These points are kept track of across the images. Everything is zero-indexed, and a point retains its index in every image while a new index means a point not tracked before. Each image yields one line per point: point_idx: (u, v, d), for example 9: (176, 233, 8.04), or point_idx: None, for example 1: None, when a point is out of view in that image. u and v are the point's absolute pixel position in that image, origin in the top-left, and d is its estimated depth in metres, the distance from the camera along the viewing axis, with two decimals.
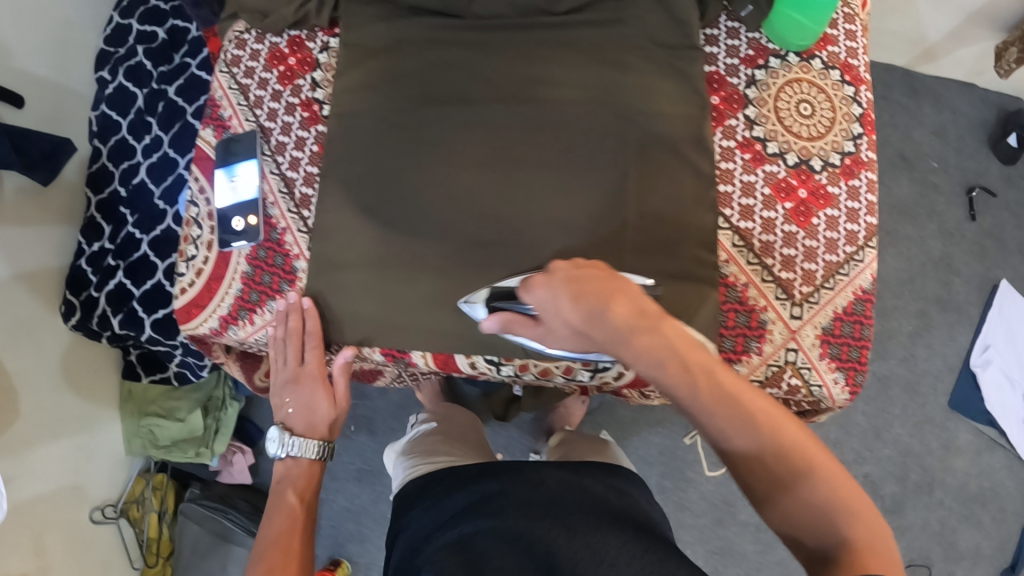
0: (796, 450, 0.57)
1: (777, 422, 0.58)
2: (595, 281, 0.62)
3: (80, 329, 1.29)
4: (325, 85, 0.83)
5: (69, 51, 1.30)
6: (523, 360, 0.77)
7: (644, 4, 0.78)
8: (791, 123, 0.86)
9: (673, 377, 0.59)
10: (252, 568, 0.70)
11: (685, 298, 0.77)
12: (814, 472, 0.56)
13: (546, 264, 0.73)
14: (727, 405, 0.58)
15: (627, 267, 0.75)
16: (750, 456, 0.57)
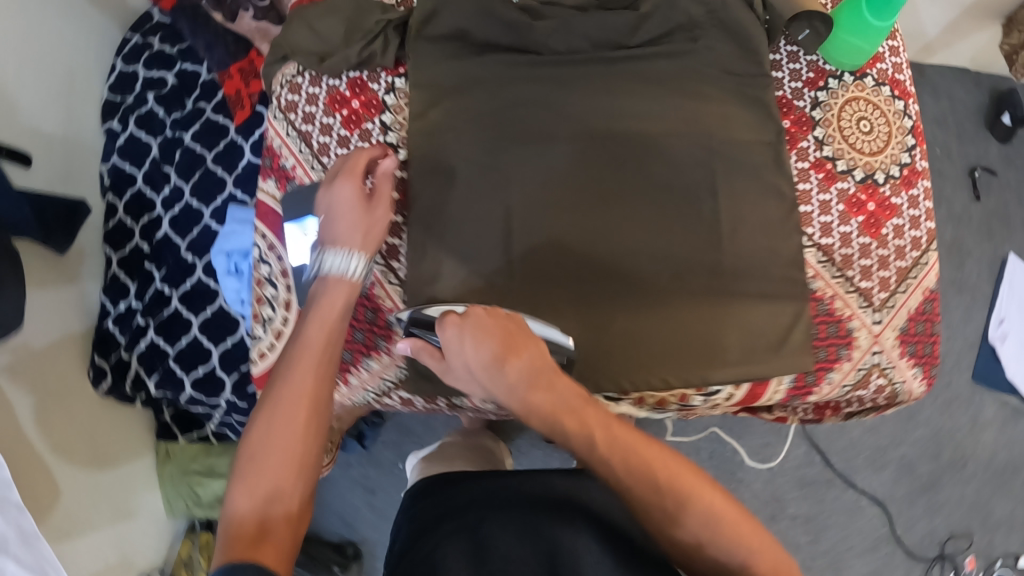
0: (696, 494, 0.63)
1: (678, 475, 0.64)
2: (502, 336, 0.67)
3: (111, 395, 1.24)
4: (397, 128, 0.80)
5: (77, 104, 1.25)
6: (640, 394, 0.79)
7: (712, 32, 0.81)
8: (855, 140, 0.90)
9: (567, 429, 0.65)
10: (259, 422, 0.63)
11: (758, 320, 0.81)
12: (716, 512, 0.63)
13: (643, 298, 0.78)
14: (625, 456, 0.64)
15: (730, 291, 0.80)
16: (659, 503, 0.63)
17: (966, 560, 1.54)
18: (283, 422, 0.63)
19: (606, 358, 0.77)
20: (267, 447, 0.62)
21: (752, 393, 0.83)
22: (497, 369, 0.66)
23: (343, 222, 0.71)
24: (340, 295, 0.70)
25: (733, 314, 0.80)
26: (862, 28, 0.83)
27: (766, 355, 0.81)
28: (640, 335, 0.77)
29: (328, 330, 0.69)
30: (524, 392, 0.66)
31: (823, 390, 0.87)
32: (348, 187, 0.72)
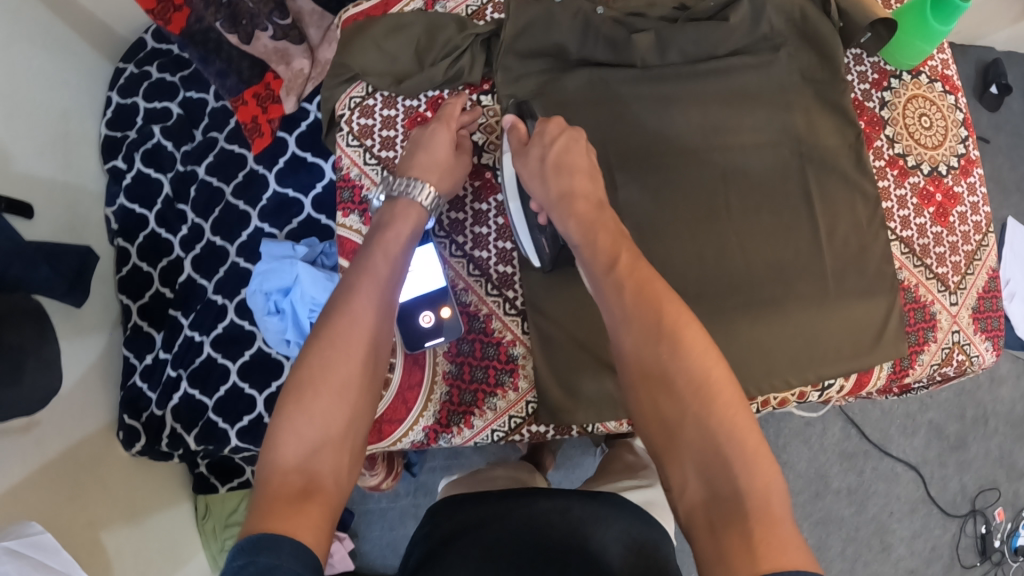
0: (698, 377, 0.52)
1: (685, 338, 0.53)
2: (568, 161, 0.66)
3: (145, 455, 1.14)
4: (490, 148, 0.78)
5: (72, 144, 1.14)
6: (764, 396, 0.79)
7: (795, 42, 0.81)
8: (918, 135, 0.92)
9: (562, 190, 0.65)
10: (315, 341, 0.59)
11: (869, 314, 0.80)
12: (710, 399, 0.51)
13: (765, 307, 0.77)
14: (638, 293, 0.57)
15: (835, 293, 0.79)
16: (650, 355, 0.53)
17: (996, 512, 1.62)
18: (340, 353, 0.59)
19: (731, 369, 0.75)
20: (319, 384, 0.57)
21: (859, 382, 0.82)
22: (561, 180, 0.65)
23: (429, 157, 0.71)
24: (407, 225, 0.67)
25: (848, 313, 0.79)
26: (925, 33, 0.84)
27: (875, 346, 0.79)
28: (761, 342, 0.76)
29: (389, 261, 0.65)
30: (569, 203, 0.64)
31: (917, 371, 0.87)
32: (445, 134, 0.72)
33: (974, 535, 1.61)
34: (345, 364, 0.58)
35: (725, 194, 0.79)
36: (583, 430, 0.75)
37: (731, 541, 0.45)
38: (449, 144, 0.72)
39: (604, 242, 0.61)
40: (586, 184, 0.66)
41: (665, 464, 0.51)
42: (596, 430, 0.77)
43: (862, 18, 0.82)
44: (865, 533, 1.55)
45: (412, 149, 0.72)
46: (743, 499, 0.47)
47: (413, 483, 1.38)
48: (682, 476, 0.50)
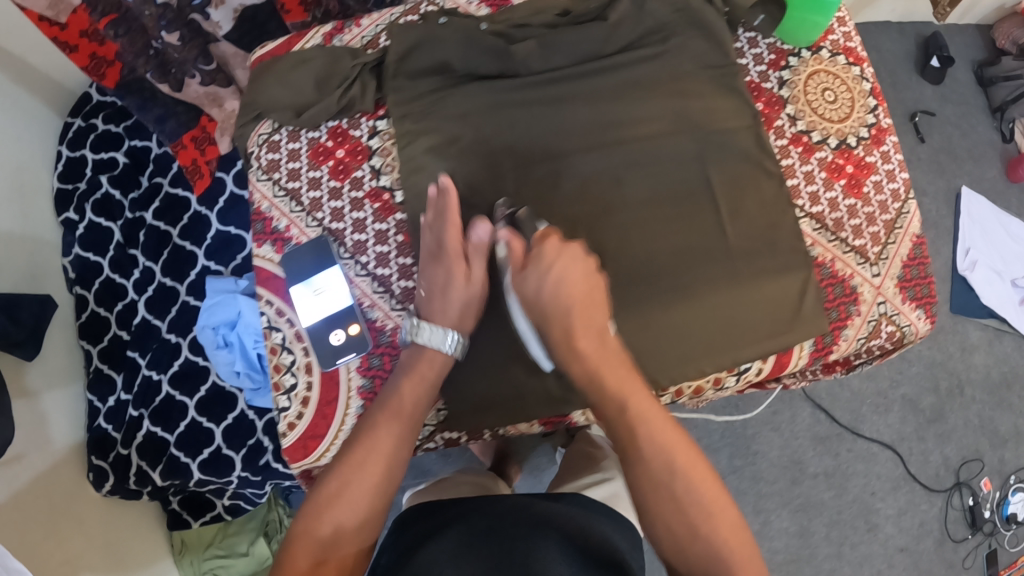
0: (708, 502, 0.59)
1: (692, 474, 0.60)
2: (573, 287, 0.69)
3: (116, 494, 1.17)
4: (387, 170, 0.79)
5: (27, 199, 1.18)
6: (676, 387, 0.80)
7: (685, 30, 0.82)
8: (821, 109, 0.92)
9: (569, 322, 0.68)
10: (345, 454, 0.65)
11: (779, 295, 0.80)
12: (716, 524, 0.58)
13: (672, 297, 0.77)
14: (650, 430, 0.62)
15: (742, 274, 0.79)
16: (659, 482, 0.60)
17: (982, 482, 1.61)
18: (364, 466, 0.63)
19: (643, 360, 0.77)
20: (340, 490, 0.62)
21: (779, 364, 0.83)
22: (567, 311, 0.68)
23: (447, 300, 0.73)
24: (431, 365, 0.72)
25: (767, 289, 0.80)
26: (817, 5, 0.86)
27: (799, 320, 0.80)
28: (669, 329, 0.77)
29: (416, 394, 0.70)
30: (572, 337, 0.68)
31: (842, 347, 0.87)
32: (453, 268, 0.73)
33: (962, 508, 1.59)
34: (366, 476, 0.63)
35: (626, 189, 0.79)
36: (495, 434, 0.79)
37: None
38: (459, 275, 0.73)
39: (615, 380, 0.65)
40: (589, 318, 0.69)
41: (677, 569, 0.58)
42: (508, 431, 0.79)
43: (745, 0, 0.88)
44: (847, 515, 1.53)
45: (427, 290, 0.74)
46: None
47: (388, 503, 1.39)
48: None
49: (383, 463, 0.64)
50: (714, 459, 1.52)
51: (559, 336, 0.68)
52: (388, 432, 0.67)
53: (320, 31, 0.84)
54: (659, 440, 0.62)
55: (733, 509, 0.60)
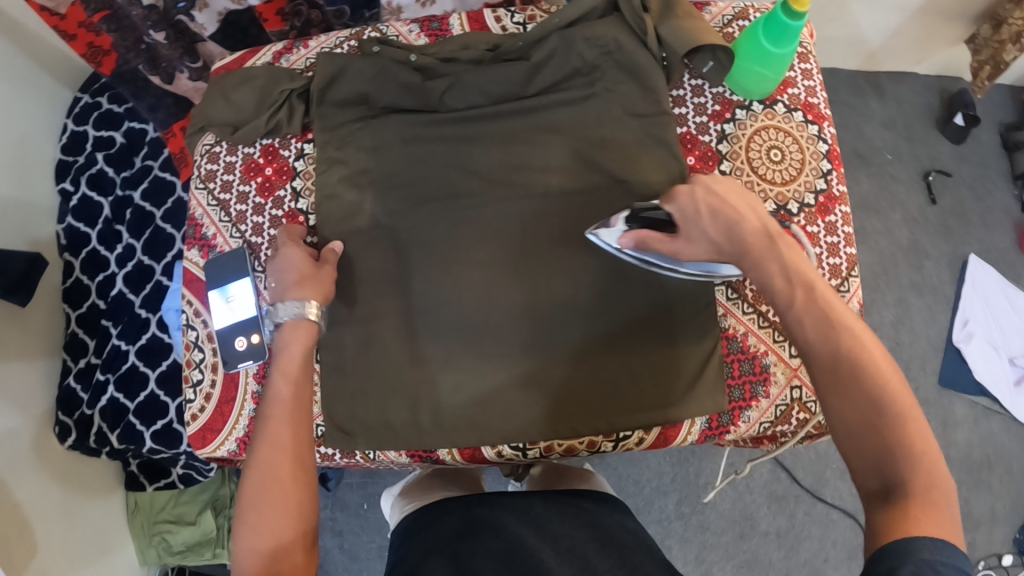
0: (882, 393, 0.58)
1: (865, 362, 0.60)
2: (727, 203, 0.71)
3: (77, 449, 1.26)
4: (306, 194, 0.83)
5: (29, 168, 1.28)
6: (547, 442, 0.81)
7: (612, 74, 0.82)
8: (763, 170, 0.90)
9: (730, 240, 0.70)
10: (249, 469, 0.65)
11: (674, 363, 0.79)
12: (888, 414, 0.57)
13: (555, 352, 0.78)
14: (819, 325, 0.63)
15: (629, 336, 0.79)
16: (835, 376, 0.60)
17: None
18: (270, 474, 0.64)
19: (518, 407, 0.78)
20: (262, 503, 0.62)
21: (663, 437, 0.83)
22: (730, 225, 0.70)
23: (295, 275, 0.75)
24: (300, 339, 0.73)
25: (665, 353, 0.79)
26: (760, 56, 0.85)
27: (707, 386, 0.79)
28: (550, 380, 0.78)
29: (291, 379, 0.71)
30: (745, 246, 0.69)
31: (741, 428, 0.84)
32: (295, 250, 0.78)
33: None
34: (281, 484, 0.63)
35: (531, 234, 0.80)
36: (367, 457, 0.82)
37: (896, 515, 0.52)
38: (301, 254, 0.77)
39: (791, 270, 0.67)
40: (753, 221, 0.70)
41: (852, 465, 0.58)
42: (377, 456, 0.82)
43: (680, 47, 0.81)
44: None
45: (276, 279, 0.77)
46: (921, 499, 0.52)
47: (331, 496, 1.45)
48: (864, 478, 0.57)
49: (291, 455, 0.65)
50: (661, 503, 1.46)
51: (732, 249, 0.70)
52: (283, 424, 0.67)
53: (273, 48, 0.89)
54: (830, 328, 0.63)
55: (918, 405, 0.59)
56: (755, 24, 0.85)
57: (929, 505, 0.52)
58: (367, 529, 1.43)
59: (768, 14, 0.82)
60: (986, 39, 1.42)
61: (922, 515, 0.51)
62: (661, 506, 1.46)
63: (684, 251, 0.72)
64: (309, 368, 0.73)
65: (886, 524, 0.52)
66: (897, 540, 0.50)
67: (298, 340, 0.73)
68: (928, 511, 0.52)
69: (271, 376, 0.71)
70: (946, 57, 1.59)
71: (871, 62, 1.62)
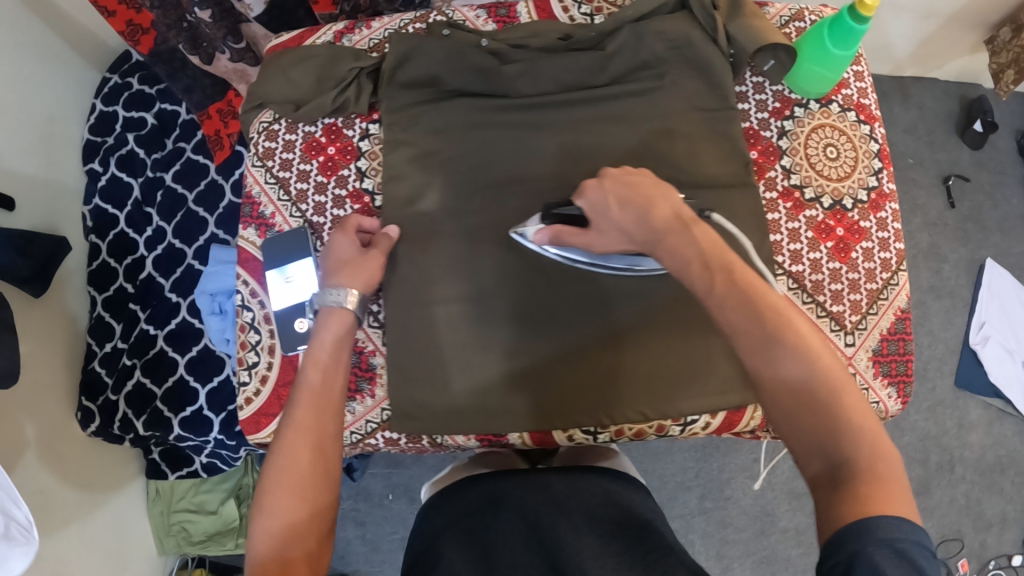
0: (817, 369, 0.54)
1: (794, 339, 0.55)
2: (635, 191, 0.67)
3: (99, 436, 1.22)
4: (372, 174, 0.82)
5: (56, 147, 1.25)
6: (619, 426, 0.80)
7: (678, 68, 0.83)
8: (821, 166, 0.91)
9: (639, 228, 0.66)
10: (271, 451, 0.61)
11: (688, 358, 0.78)
12: (824, 391, 0.53)
13: (569, 342, 0.78)
14: (740, 304, 0.57)
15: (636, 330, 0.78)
16: (764, 363, 0.55)
17: (959, 564, 1.55)
18: (291, 458, 0.60)
19: (586, 392, 0.77)
20: (279, 485, 0.59)
21: (728, 421, 0.82)
22: (639, 214, 0.66)
23: (340, 262, 0.74)
24: (334, 329, 0.70)
25: (676, 349, 0.78)
26: (824, 57, 0.85)
27: (709, 388, 0.78)
28: (617, 367, 0.78)
29: (321, 367, 0.67)
30: (655, 233, 0.65)
31: None
32: (344, 235, 0.76)
33: None
34: (300, 466, 0.60)
35: None
36: (434, 442, 0.81)
37: (846, 499, 0.49)
38: (348, 241, 0.76)
39: (706, 252, 0.61)
40: (662, 204, 0.66)
41: (793, 451, 0.54)
42: (445, 440, 0.80)
43: (750, 45, 0.82)
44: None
45: (324, 263, 0.76)
46: (873, 480, 0.49)
47: (355, 487, 1.43)
48: (806, 462, 0.53)
49: (315, 440, 0.62)
50: (684, 498, 1.47)
51: (642, 238, 0.66)
52: (306, 411, 0.63)
53: (333, 28, 0.88)
54: (756, 305, 0.57)
55: (853, 377, 0.55)
56: (820, 24, 0.85)
57: (878, 484, 0.49)
58: (390, 520, 1.41)
59: (834, 16, 0.82)
60: (1006, 41, 1.44)
61: (879, 498, 0.48)
62: (684, 501, 1.46)
63: (595, 243, 0.71)
64: (344, 357, 0.69)
65: (836, 510, 0.49)
66: (858, 521, 0.47)
67: (337, 327, 0.71)
68: (881, 491, 0.48)
69: (304, 362, 0.67)
70: (968, 65, 1.62)
71: (898, 69, 1.64)
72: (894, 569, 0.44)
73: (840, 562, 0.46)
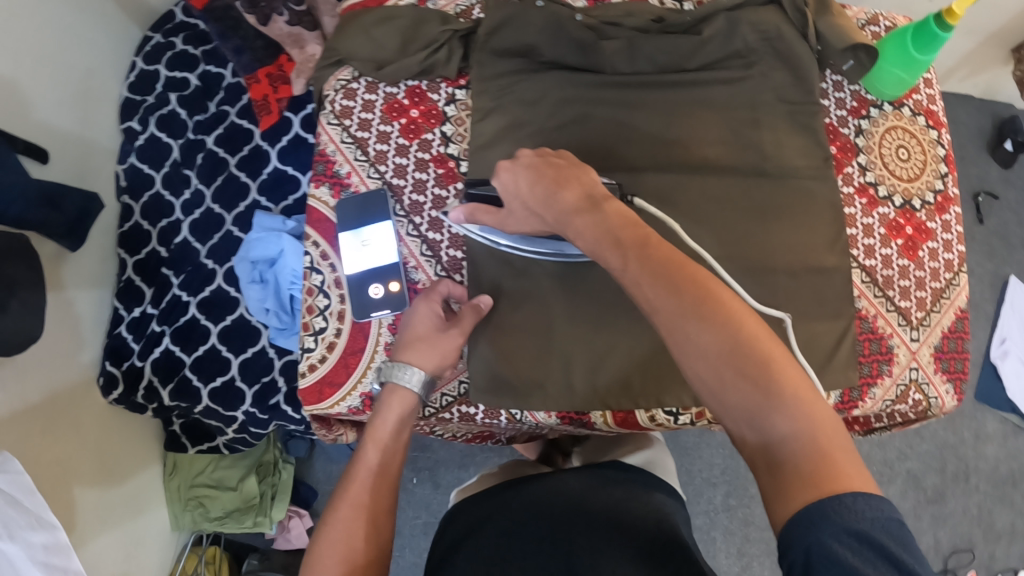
0: (738, 343, 0.52)
1: (708, 312, 0.53)
2: (549, 172, 0.65)
3: (121, 404, 1.17)
4: (457, 140, 0.81)
5: (93, 101, 1.21)
6: (699, 407, 0.79)
7: (769, 58, 0.82)
8: (893, 166, 0.90)
9: (551, 211, 0.64)
10: (323, 524, 0.63)
11: (623, 347, 0.77)
12: (747, 365, 0.51)
13: (511, 325, 0.77)
14: (655, 282, 0.55)
15: (575, 314, 0.78)
16: (684, 341, 0.53)
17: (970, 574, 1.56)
18: (342, 534, 0.62)
19: (666, 373, 0.77)
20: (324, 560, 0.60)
21: None
22: (550, 195, 0.63)
23: (413, 339, 0.73)
24: (396, 409, 0.71)
25: (613, 336, 0.77)
26: (906, 61, 0.84)
27: (643, 372, 0.77)
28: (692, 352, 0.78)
29: (380, 446, 0.68)
30: (568, 216, 0.62)
31: (867, 404, 0.85)
32: (425, 307, 0.75)
33: None
34: (350, 543, 0.61)
35: (682, 202, 0.80)
36: (512, 418, 0.81)
37: (791, 482, 0.47)
38: (429, 315, 0.75)
39: (617, 230, 0.59)
40: (577, 190, 0.63)
41: (728, 430, 0.53)
42: (524, 418, 0.80)
43: (838, 43, 0.81)
44: None
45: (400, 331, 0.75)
46: (815, 456, 0.47)
47: None
48: (743, 441, 0.51)
49: (366, 516, 0.63)
50: (709, 495, 1.47)
51: (552, 219, 0.64)
52: (360, 487, 0.65)
53: None
54: (671, 278, 0.55)
55: (778, 344, 0.52)
56: (902, 29, 0.83)
57: (818, 459, 0.47)
58: (413, 504, 1.39)
59: (918, 23, 0.80)
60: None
61: (829, 477, 0.47)
62: (709, 498, 1.46)
63: (508, 223, 0.69)
64: (405, 438, 0.71)
65: (788, 496, 0.47)
66: (815, 510, 0.45)
67: (400, 408, 0.71)
68: (827, 469, 0.47)
69: (362, 438, 0.69)
70: (990, 79, 1.62)
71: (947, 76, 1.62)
72: (866, 565, 0.43)
73: (798, 561, 0.45)
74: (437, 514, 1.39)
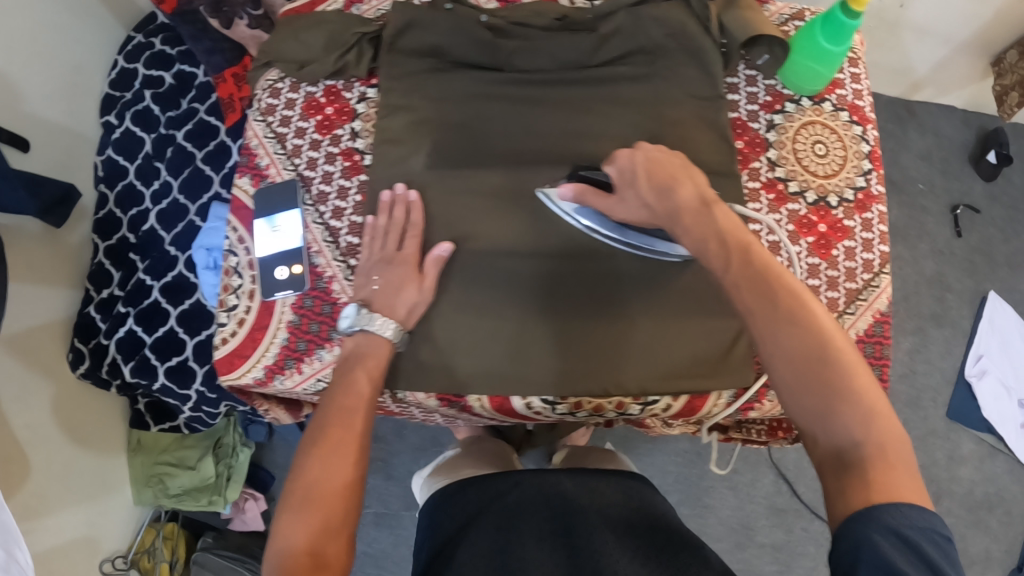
0: (821, 350, 0.54)
1: (795, 318, 0.55)
2: (658, 168, 0.68)
3: (88, 379, 1.25)
4: (365, 135, 0.85)
5: (78, 95, 1.30)
6: (575, 399, 0.82)
7: (676, 56, 0.84)
8: (808, 162, 0.90)
9: (660, 204, 0.67)
10: (313, 446, 0.65)
11: (696, 342, 0.81)
12: (838, 370, 0.53)
13: (611, 320, 0.81)
14: (751, 286, 0.57)
15: (647, 310, 0.81)
16: (775, 340, 0.55)
17: None
18: (337, 459, 0.64)
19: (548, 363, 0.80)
20: (319, 489, 0.62)
21: (689, 406, 0.83)
22: (662, 190, 0.66)
23: (399, 292, 0.77)
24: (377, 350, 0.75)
25: (690, 330, 0.81)
26: (817, 53, 0.84)
27: (716, 373, 0.81)
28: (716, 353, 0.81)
29: (372, 380, 0.73)
30: (675, 216, 0.65)
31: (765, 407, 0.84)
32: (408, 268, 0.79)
33: None
34: (342, 470, 0.63)
35: None
36: (396, 397, 0.84)
37: (854, 484, 0.50)
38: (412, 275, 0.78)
39: (722, 235, 0.61)
40: (688, 187, 0.67)
41: (799, 430, 0.55)
42: (407, 398, 0.83)
43: (740, 35, 0.83)
44: None
45: (386, 285, 0.78)
46: (876, 461, 0.50)
47: None
48: (812, 444, 0.54)
49: (356, 443, 0.66)
50: None
51: (664, 212, 0.67)
52: (356, 415, 0.68)
53: None
54: (767, 282, 0.57)
55: (860, 355, 0.55)
56: (812, 21, 0.84)
57: (883, 466, 0.50)
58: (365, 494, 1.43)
59: (825, 13, 0.81)
60: (1013, 63, 1.41)
61: (883, 483, 0.49)
62: None
63: (614, 210, 0.72)
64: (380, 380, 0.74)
65: (844, 495, 0.50)
66: (866, 515, 0.48)
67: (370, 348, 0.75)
68: (883, 475, 0.50)
69: (353, 367, 0.73)
70: (972, 90, 1.59)
71: (926, 88, 1.60)
72: (900, 557, 0.45)
73: (846, 552, 0.47)
74: (388, 504, 1.42)
